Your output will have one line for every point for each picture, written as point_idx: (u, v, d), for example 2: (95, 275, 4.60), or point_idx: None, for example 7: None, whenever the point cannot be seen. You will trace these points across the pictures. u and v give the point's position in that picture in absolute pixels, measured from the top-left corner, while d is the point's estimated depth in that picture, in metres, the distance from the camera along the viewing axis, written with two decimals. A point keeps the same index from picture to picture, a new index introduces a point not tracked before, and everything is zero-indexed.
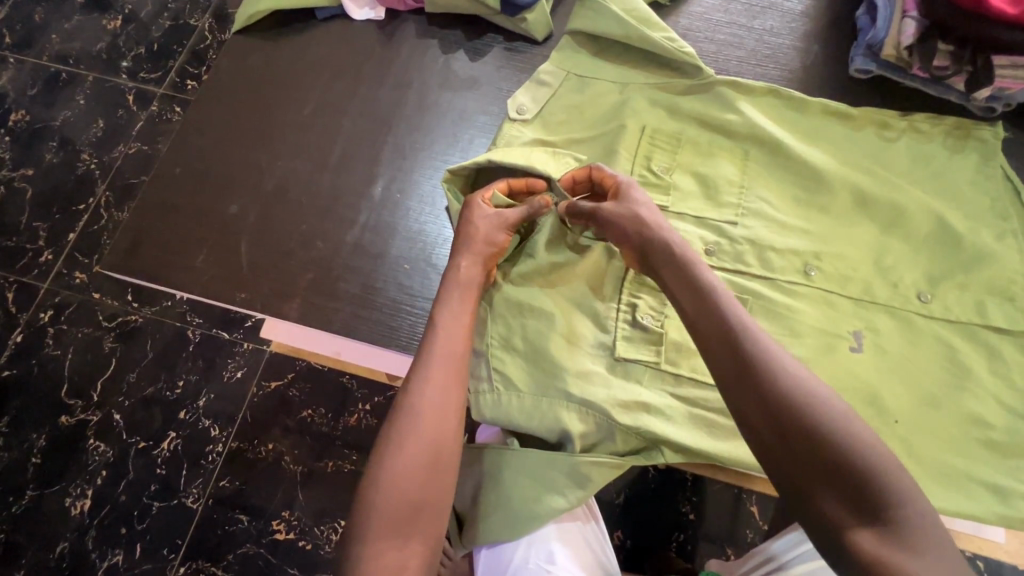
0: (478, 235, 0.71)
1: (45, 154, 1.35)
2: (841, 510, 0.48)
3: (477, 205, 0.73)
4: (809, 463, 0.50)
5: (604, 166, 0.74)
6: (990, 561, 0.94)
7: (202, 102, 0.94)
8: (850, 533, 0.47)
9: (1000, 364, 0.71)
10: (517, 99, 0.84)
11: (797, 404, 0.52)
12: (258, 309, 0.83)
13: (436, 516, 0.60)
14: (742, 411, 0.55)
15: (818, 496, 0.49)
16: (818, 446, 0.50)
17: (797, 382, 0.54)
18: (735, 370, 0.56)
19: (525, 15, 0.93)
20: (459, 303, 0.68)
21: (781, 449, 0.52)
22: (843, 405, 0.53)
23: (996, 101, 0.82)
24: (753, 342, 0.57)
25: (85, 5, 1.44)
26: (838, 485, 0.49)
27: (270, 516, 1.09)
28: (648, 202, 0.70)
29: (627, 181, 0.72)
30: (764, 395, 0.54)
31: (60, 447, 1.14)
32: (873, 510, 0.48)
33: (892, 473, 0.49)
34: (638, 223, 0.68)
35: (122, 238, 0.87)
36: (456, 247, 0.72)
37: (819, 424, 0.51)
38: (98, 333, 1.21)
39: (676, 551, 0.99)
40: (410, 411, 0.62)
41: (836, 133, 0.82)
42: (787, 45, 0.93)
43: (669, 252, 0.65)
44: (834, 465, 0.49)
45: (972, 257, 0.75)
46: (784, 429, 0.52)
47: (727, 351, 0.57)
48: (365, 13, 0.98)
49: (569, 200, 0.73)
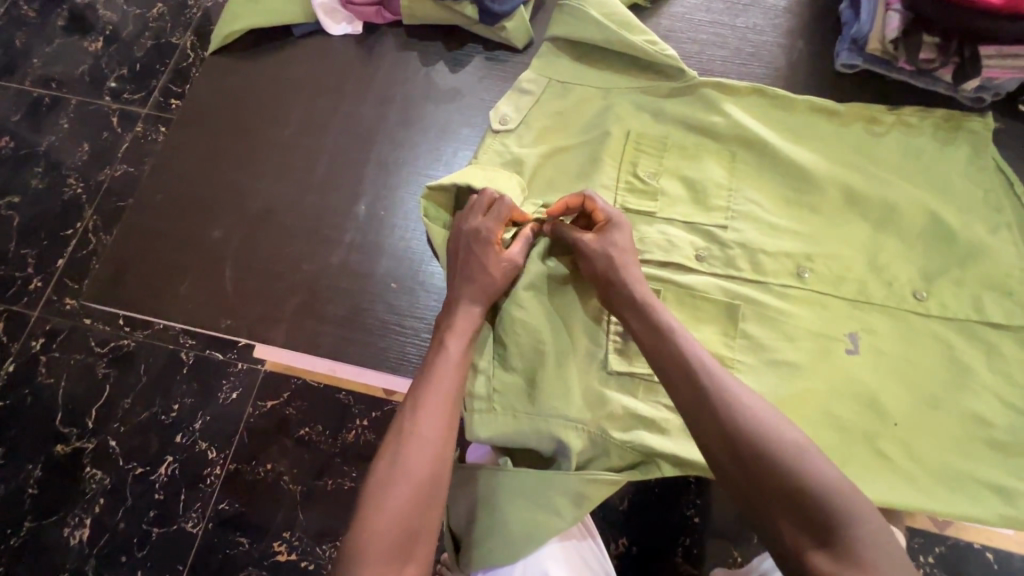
0: (487, 272, 0.70)
1: (31, 180, 1.33)
2: (800, 534, 0.49)
3: (492, 249, 0.70)
4: (767, 491, 0.51)
5: (592, 198, 0.71)
6: (1000, 553, 0.91)
7: (183, 125, 0.93)
8: (810, 557, 0.48)
9: (999, 360, 0.70)
10: (500, 110, 0.83)
11: (752, 434, 0.53)
12: (245, 335, 0.82)
13: (429, 539, 0.58)
14: (703, 443, 0.56)
15: (779, 522, 0.51)
16: (774, 475, 0.51)
17: (750, 411, 0.55)
18: (694, 405, 0.57)
19: (504, 24, 0.92)
20: (459, 328, 0.68)
21: (741, 480, 0.53)
22: (797, 432, 0.54)
23: (987, 90, 0.81)
24: (706, 375, 0.57)
25: (66, 27, 1.43)
26: (793, 510, 0.50)
27: (270, 539, 1.07)
28: (628, 244, 0.69)
29: (616, 217, 0.70)
30: (721, 426, 0.54)
31: (56, 476, 1.13)
32: (828, 533, 0.48)
33: (847, 496, 0.50)
34: (609, 265, 0.67)
35: (105, 267, 0.86)
36: (467, 278, 0.70)
37: (773, 453, 0.52)
38: (91, 359, 1.19)
39: (683, 557, 0.96)
40: (408, 433, 0.61)
41: (825, 131, 0.80)
42: (771, 42, 0.91)
43: (628, 298, 0.65)
44: (790, 493, 0.50)
45: (967, 252, 0.74)
46: (743, 459, 0.53)
47: (685, 385, 0.58)
48: (342, 28, 0.97)
49: (559, 225, 0.72)
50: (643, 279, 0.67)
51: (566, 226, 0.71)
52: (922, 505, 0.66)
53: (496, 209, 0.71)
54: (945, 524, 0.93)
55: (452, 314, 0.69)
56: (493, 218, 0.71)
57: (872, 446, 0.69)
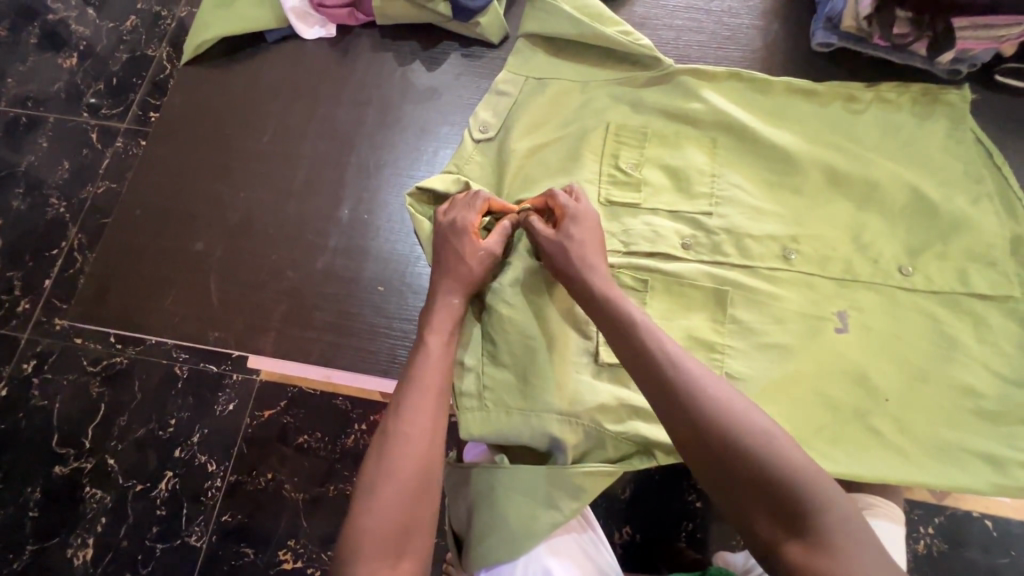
0: (463, 261, 0.70)
1: (12, 201, 1.32)
2: (773, 525, 0.50)
3: (468, 237, 0.70)
4: (739, 482, 0.51)
5: (559, 195, 0.70)
6: (998, 520, 0.92)
7: (158, 139, 0.92)
8: (784, 547, 0.49)
9: (986, 331, 0.71)
10: (479, 117, 0.81)
11: (723, 428, 0.53)
12: (234, 347, 0.81)
13: (422, 536, 0.58)
14: (676, 439, 0.55)
15: (752, 512, 0.51)
16: (746, 468, 0.51)
17: (722, 404, 0.54)
18: (664, 401, 0.56)
19: (478, 19, 0.91)
20: (437, 325, 0.67)
21: (714, 474, 0.53)
22: (770, 423, 0.54)
23: (961, 62, 0.81)
24: (675, 369, 0.57)
25: (40, 44, 1.41)
26: (768, 503, 0.50)
27: (275, 547, 1.08)
28: (590, 239, 0.68)
29: (575, 211, 0.69)
30: (694, 421, 0.54)
31: (57, 498, 1.12)
32: (800, 522, 0.49)
33: (816, 484, 0.50)
34: (573, 263, 0.67)
35: (88, 286, 0.85)
36: (446, 271, 0.70)
37: (744, 446, 0.52)
38: (85, 379, 1.18)
39: (687, 542, 0.96)
40: (395, 434, 0.61)
41: (804, 112, 0.80)
42: (747, 25, 0.91)
43: (596, 297, 0.65)
44: (763, 484, 0.51)
45: (949, 226, 0.74)
46: (717, 454, 0.53)
47: (655, 382, 0.58)
48: (316, 31, 0.96)
49: (530, 220, 0.71)
50: (608, 276, 0.67)
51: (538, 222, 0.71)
52: (917, 480, 0.67)
53: (472, 202, 0.72)
54: (943, 494, 0.94)
55: (431, 307, 0.69)
56: (469, 210, 0.71)
57: (865, 424, 0.69)
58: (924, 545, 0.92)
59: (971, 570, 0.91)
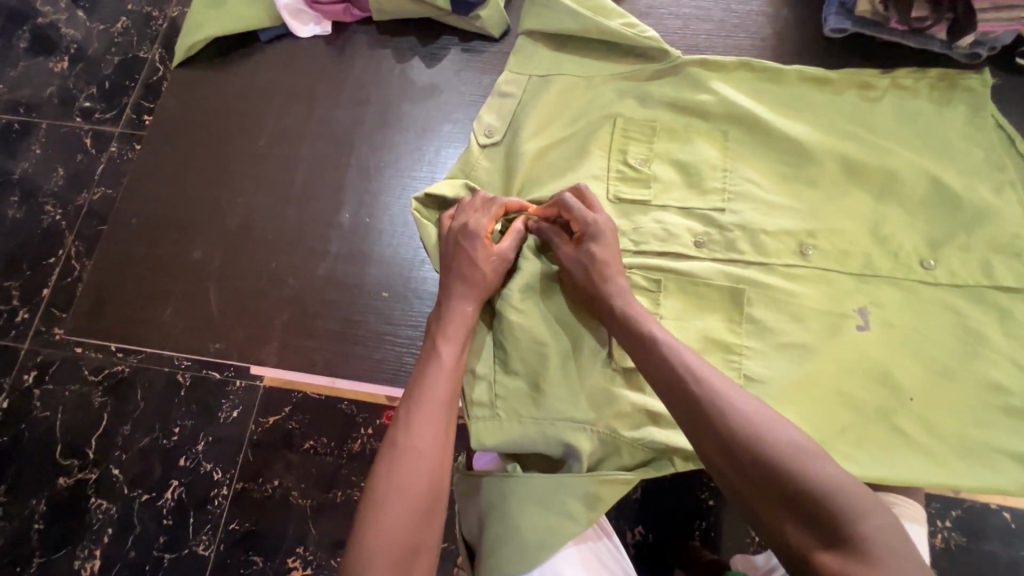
0: (477, 268, 0.67)
1: (7, 210, 1.29)
2: (804, 534, 0.48)
3: (481, 241, 0.68)
4: (766, 491, 0.50)
5: (575, 204, 0.67)
6: (1016, 512, 0.91)
7: (152, 144, 0.90)
8: (816, 558, 0.47)
9: (1013, 325, 0.68)
10: (484, 121, 0.78)
11: (747, 436, 0.51)
12: (235, 357, 0.79)
13: (429, 553, 0.56)
14: (699, 448, 0.54)
15: (781, 521, 0.49)
16: (771, 476, 0.50)
17: (745, 412, 0.53)
18: (685, 411, 0.55)
19: (478, 12, 0.88)
20: (452, 333, 0.65)
21: (739, 483, 0.51)
22: (795, 430, 0.52)
23: (982, 45, 0.78)
24: (695, 378, 0.56)
25: (30, 49, 1.38)
26: (797, 512, 0.48)
27: (284, 555, 1.06)
28: (608, 247, 0.66)
29: (593, 221, 0.67)
30: (715, 430, 0.53)
31: (62, 510, 1.11)
32: (832, 532, 0.47)
33: (848, 493, 0.48)
34: (588, 272, 0.65)
35: (84, 298, 0.83)
36: (458, 276, 0.67)
37: (769, 454, 0.50)
38: (87, 389, 1.16)
39: (701, 540, 0.94)
40: (402, 446, 0.58)
41: (818, 101, 0.77)
42: (756, 12, 0.88)
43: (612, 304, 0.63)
44: (790, 492, 0.49)
45: (971, 216, 0.72)
46: (741, 463, 0.51)
47: (675, 391, 0.56)
48: (311, 29, 0.93)
49: (543, 226, 0.70)
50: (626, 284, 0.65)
51: (552, 230, 0.69)
52: (943, 481, 0.64)
53: (488, 207, 0.69)
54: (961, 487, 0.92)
55: (442, 313, 0.66)
56: (483, 214, 0.69)
57: (888, 423, 0.67)
58: (943, 539, 0.90)
59: (990, 564, 0.89)
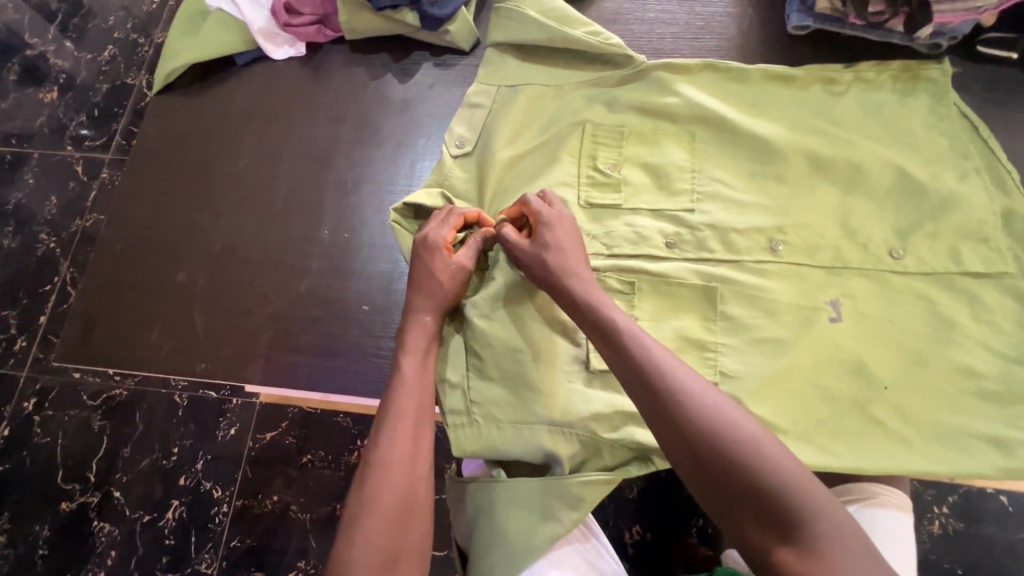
0: (434, 279, 0.69)
1: (3, 240, 1.32)
2: (762, 530, 0.49)
3: (440, 253, 0.69)
4: (727, 487, 0.51)
5: (534, 202, 0.70)
6: (1012, 495, 0.91)
7: (134, 170, 0.91)
8: (771, 552, 0.48)
9: (983, 310, 0.69)
10: (454, 132, 0.80)
11: (710, 432, 0.52)
12: (223, 376, 0.81)
13: (410, 561, 0.58)
14: (665, 443, 0.55)
15: (740, 517, 0.50)
16: (732, 473, 0.50)
17: (710, 410, 0.54)
18: (652, 406, 0.56)
19: (447, 27, 0.90)
20: (416, 345, 0.67)
21: (702, 478, 0.52)
22: (758, 427, 0.53)
23: (941, 35, 0.79)
24: (661, 374, 0.56)
25: (20, 80, 1.40)
26: (756, 508, 0.49)
27: (285, 570, 1.07)
28: (568, 242, 0.67)
29: (553, 220, 0.68)
30: (680, 426, 0.54)
31: (65, 534, 1.12)
32: (788, 528, 0.48)
33: (806, 491, 0.49)
34: (549, 268, 0.66)
35: (73, 325, 0.85)
36: (416, 289, 0.69)
37: (732, 451, 0.51)
38: (86, 413, 1.18)
39: (699, 538, 0.95)
40: (376, 459, 0.60)
41: (783, 98, 0.79)
42: (721, 12, 0.90)
43: (578, 303, 0.64)
44: (750, 489, 0.50)
45: (938, 205, 0.73)
46: (705, 459, 0.52)
47: (643, 387, 0.57)
48: (285, 51, 0.95)
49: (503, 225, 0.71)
50: (593, 281, 0.66)
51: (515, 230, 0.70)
52: (923, 468, 0.65)
53: (448, 218, 0.71)
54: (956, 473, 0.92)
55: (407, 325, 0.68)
56: (440, 226, 0.70)
57: (865, 412, 0.68)
58: (939, 526, 0.91)
59: (986, 548, 0.89)
